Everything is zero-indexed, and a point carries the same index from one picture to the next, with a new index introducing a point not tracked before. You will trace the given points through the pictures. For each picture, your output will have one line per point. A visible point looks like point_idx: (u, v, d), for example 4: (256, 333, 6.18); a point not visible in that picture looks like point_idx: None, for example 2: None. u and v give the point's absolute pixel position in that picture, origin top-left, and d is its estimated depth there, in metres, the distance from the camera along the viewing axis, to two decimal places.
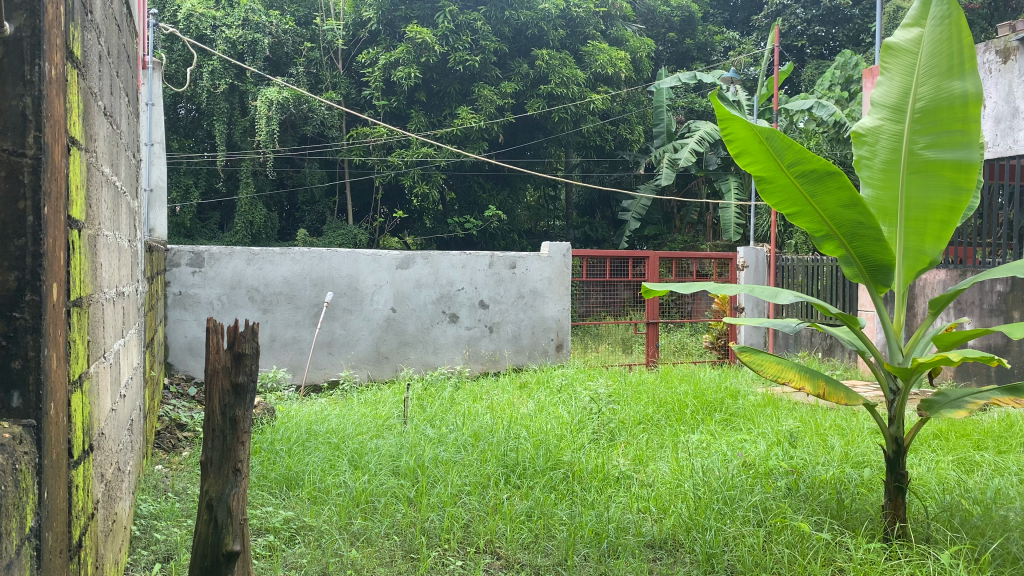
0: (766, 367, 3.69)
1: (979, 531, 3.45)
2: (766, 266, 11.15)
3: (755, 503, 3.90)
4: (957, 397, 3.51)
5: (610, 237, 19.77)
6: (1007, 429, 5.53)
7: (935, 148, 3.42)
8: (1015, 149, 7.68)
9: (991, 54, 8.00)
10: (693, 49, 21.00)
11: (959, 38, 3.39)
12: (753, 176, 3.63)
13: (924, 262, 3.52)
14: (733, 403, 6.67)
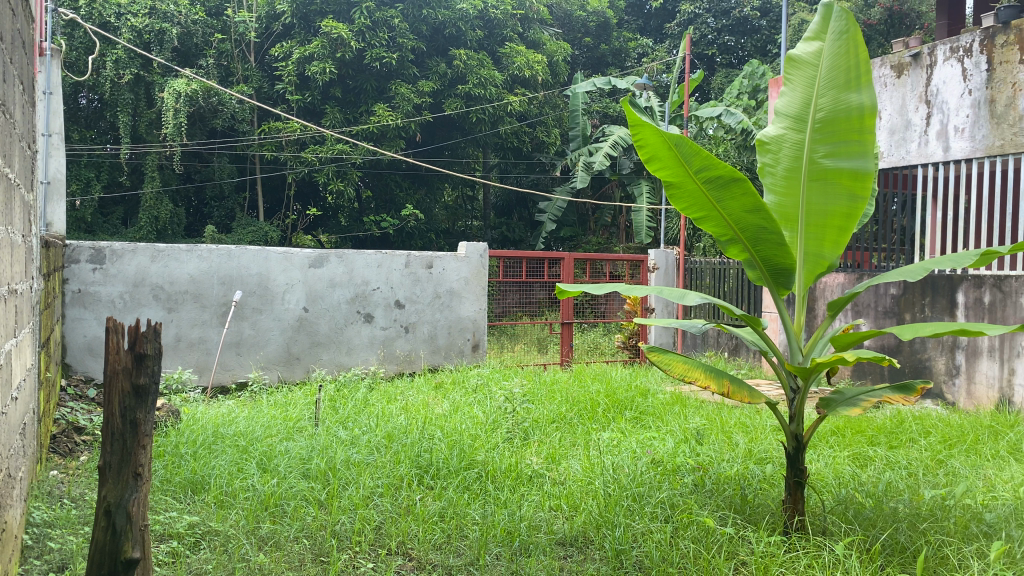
0: (673, 365, 3.78)
1: (871, 523, 3.62)
2: (676, 269, 11.58)
3: (663, 499, 3.99)
4: (853, 396, 3.68)
5: (526, 238, 19.92)
6: (898, 425, 5.83)
7: (834, 157, 3.58)
8: (907, 159, 8.12)
9: (887, 68, 8.42)
10: (608, 55, 21.39)
11: (856, 53, 3.56)
12: (663, 181, 3.72)
13: (823, 266, 3.67)
14: (643, 402, 6.83)
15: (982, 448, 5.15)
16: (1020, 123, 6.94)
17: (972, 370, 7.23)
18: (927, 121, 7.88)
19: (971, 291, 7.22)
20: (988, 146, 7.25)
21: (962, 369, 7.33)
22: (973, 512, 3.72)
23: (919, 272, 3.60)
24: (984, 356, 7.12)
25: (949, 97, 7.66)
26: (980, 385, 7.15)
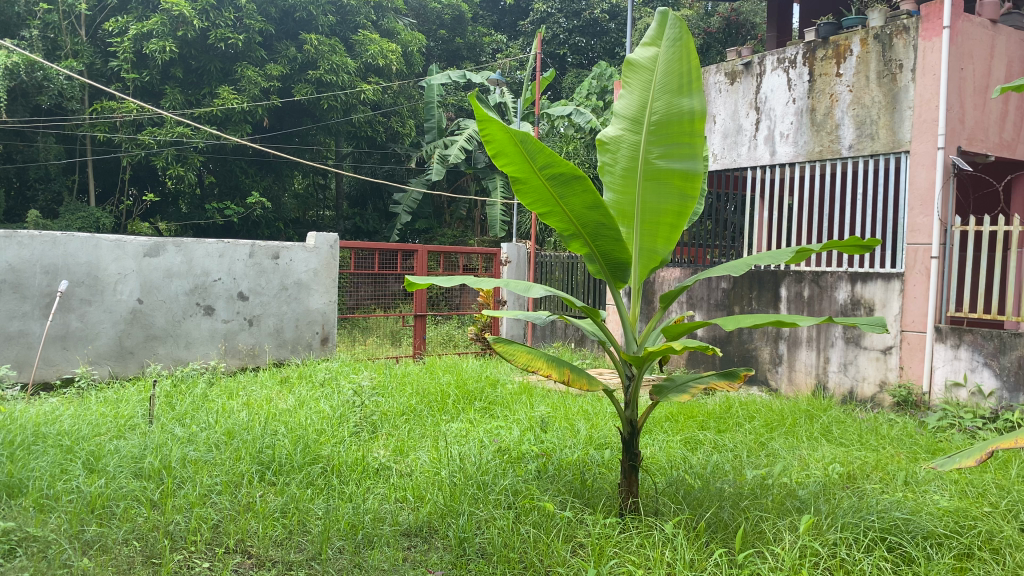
0: (517, 356, 3.86)
1: (698, 502, 3.86)
2: (528, 262, 11.81)
3: (506, 486, 4.09)
4: (682, 382, 3.91)
5: (380, 230, 19.70)
6: (726, 410, 6.23)
7: (667, 158, 3.77)
8: (738, 162, 8.60)
9: (720, 75, 8.90)
10: (462, 49, 21.50)
11: (689, 59, 3.76)
12: (508, 176, 3.80)
13: (656, 261, 3.88)
14: (492, 392, 6.94)
15: (799, 431, 5.60)
16: (837, 132, 7.59)
17: (793, 358, 7.82)
18: (756, 126, 8.41)
19: (793, 285, 7.79)
20: (810, 152, 7.85)
21: (784, 358, 7.91)
22: (788, 489, 4.04)
23: (743, 268, 3.88)
24: (804, 346, 7.71)
25: (776, 104, 8.22)
26: (800, 372, 7.75)
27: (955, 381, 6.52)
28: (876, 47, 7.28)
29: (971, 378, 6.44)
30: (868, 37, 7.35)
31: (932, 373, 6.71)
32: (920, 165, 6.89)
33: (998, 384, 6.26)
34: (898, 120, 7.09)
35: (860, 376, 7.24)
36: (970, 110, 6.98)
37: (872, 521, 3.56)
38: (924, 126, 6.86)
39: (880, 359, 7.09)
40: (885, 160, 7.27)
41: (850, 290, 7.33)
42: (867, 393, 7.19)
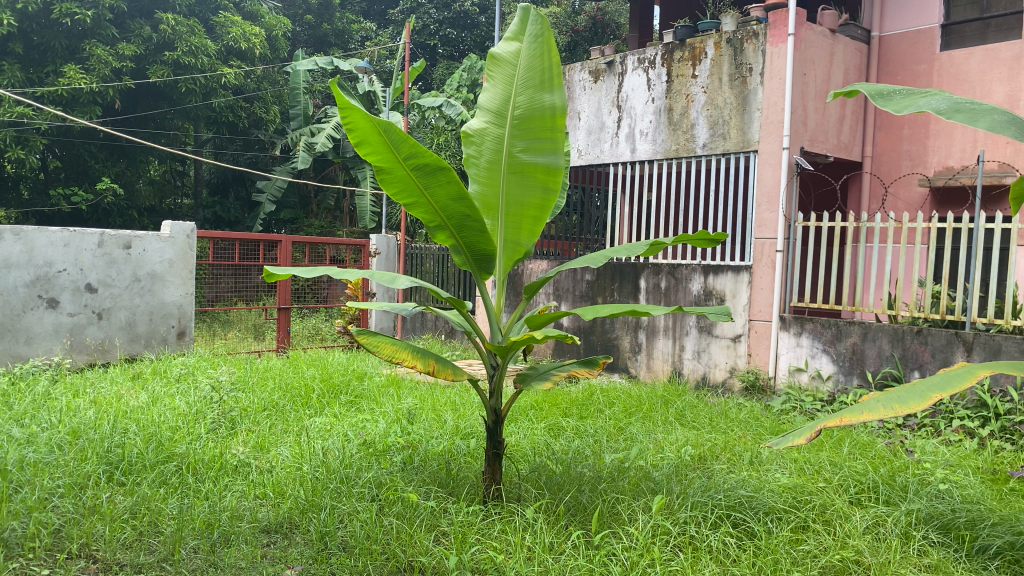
0: (380, 347, 3.83)
1: (559, 487, 3.98)
2: (397, 254, 11.74)
3: (370, 478, 4.06)
4: (545, 370, 4.01)
5: (243, 220, 19.01)
6: (588, 397, 6.41)
7: (530, 152, 3.86)
8: (602, 158, 8.86)
9: (585, 73, 9.10)
10: (330, 35, 21.03)
11: (550, 56, 3.89)
12: (371, 166, 3.74)
13: (519, 252, 3.97)
14: (358, 385, 6.86)
15: (655, 415, 5.86)
16: (692, 131, 7.94)
17: (651, 347, 8.14)
18: (618, 123, 8.68)
19: (651, 277, 8.10)
20: (667, 150, 8.17)
21: (643, 346, 8.21)
22: (644, 472, 4.22)
23: (602, 260, 4.01)
24: (661, 335, 8.04)
25: (636, 103, 8.50)
26: (658, 360, 8.07)
27: (797, 366, 7.00)
28: (728, 50, 7.66)
29: (812, 363, 6.94)
30: (721, 41, 7.72)
31: (777, 359, 7.17)
32: (767, 164, 7.31)
33: (835, 368, 6.78)
34: (747, 121, 7.50)
35: (712, 363, 7.63)
36: (812, 113, 7.48)
37: (719, 499, 3.77)
38: (771, 127, 7.29)
39: (730, 347, 7.49)
40: (735, 159, 7.67)
41: (703, 282, 7.70)
42: (718, 379, 7.59)
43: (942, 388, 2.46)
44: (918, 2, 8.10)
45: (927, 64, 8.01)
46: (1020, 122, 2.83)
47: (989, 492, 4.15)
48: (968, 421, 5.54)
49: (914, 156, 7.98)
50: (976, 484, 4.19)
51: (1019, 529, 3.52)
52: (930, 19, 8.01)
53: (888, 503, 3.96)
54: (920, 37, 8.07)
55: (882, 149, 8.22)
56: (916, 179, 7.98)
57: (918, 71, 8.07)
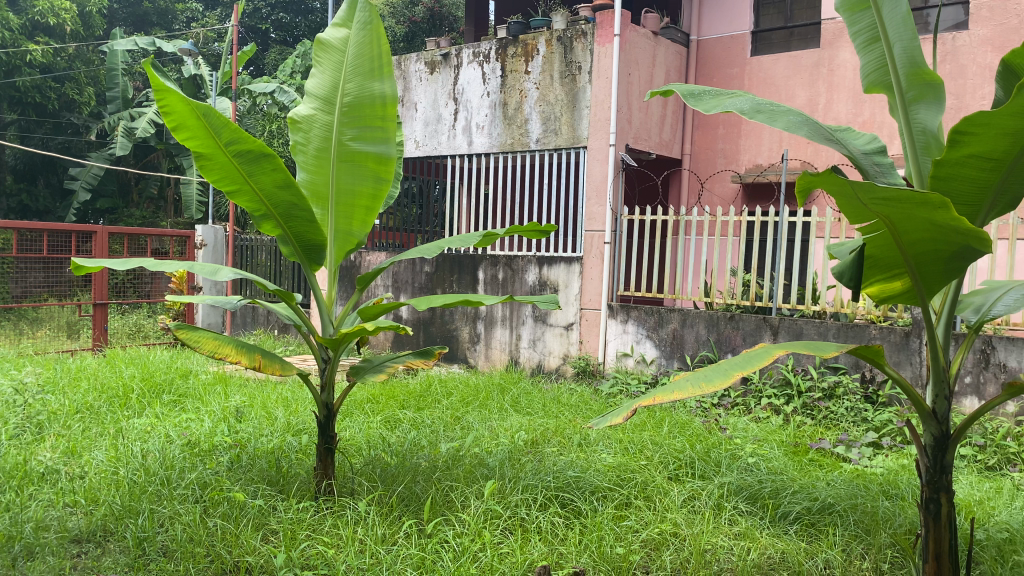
0: (202, 343, 3.66)
1: (393, 478, 3.97)
2: (225, 246, 11.27)
3: (193, 479, 3.88)
4: (379, 363, 3.98)
5: (54, 209, 17.58)
6: (425, 389, 6.42)
7: (360, 140, 3.81)
8: (439, 150, 8.84)
9: (421, 64, 8.98)
10: (151, 14, 19.82)
11: (379, 44, 3.86)
12: (190, 152, 3.56)
13: (351, 243, 3.90)
14: (182, 383, 6.53)
15: (491, 403, 5.96)
16: (526, 126, 8.10)
17: (489, 337, 8.24)
18: (455, 116, 8.69)
19: (489, 269, 8.19)
20: (502, 143, 8.29)
21: (482, 336, 8.29)
22: (478, 459, 4.29)
23: (435, 250, 4.02)
24: (498, 325, 8.15)
25: (472, 96, 8.55)
26: (496, 349, 8.18)
27: (624, 352, 7.35)
28: (559, 48, 7.87)
29: (637, 349, 7.30)
30: (552, 39, 7.91)
31: (606, 346, 7.48)
32: (595, 159, 7.59)
33: (658, 353, 7.16)
34: (577, 118, 7.75)
35: (547, 351, 7.84)
36: (636, 112, 7.85)
37: (549, 480, 3.90)
38: (599, 125, 7.57)
39: (563, 335, 7.73)
40: (567, 154, 7.90)
41: (538, 273, 7.89)
42: (552, 366, 7.82)
43: (743, 366, 2.65)
44: (731, 10, 8.65)
45: (739, 68, 8.58)
46: (811, 123, 3.10)
47: (791, 463, 4.53)
48: (774, 398, 6.02)
49: (728, 154, 8.54)
50: (780, 456, 4.58)
51: (815, 495, 3.87)
52: (742, 26, 8.58)
53: (703, 477, 4.24)
54: (733, 42, 8.63)
55: (699, 147, 8.75)
56: (729, 176, 8.54)
57: (731, 74, 8.63)
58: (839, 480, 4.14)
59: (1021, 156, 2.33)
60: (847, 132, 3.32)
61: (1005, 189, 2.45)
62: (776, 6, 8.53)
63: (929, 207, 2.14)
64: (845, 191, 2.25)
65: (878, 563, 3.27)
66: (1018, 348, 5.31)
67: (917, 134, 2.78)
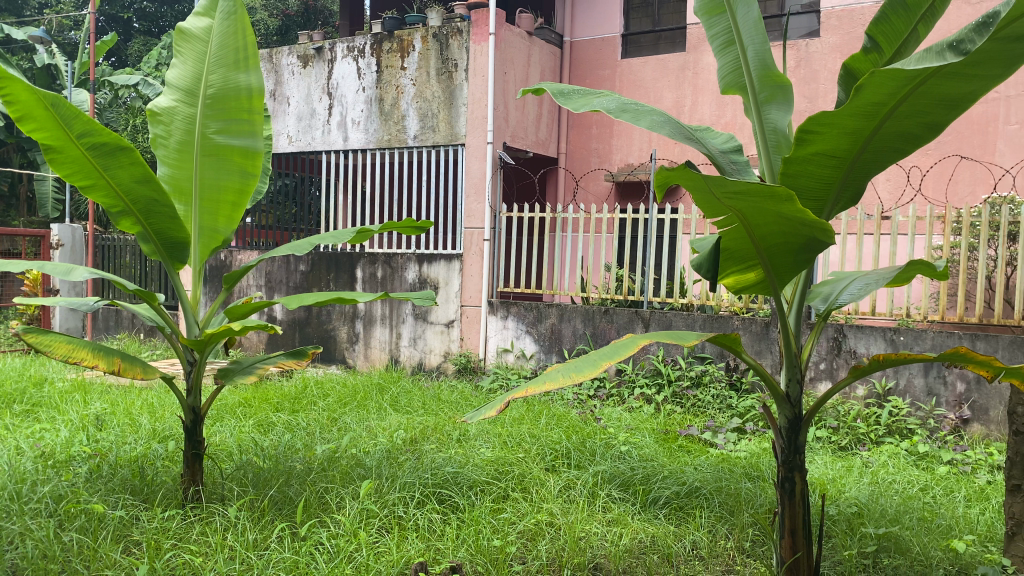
0: (54, 347, 3.44)
1: (266, 482, 3.86)
2: (84, 246, 10.65)
3: (47, 493, 3.65)
4: (249, 364, 3.86)
5: None
6: (302, 390, 6.27)
7: (225, 133, 3.69)
8: (313, 145, 8.63)
9: (293, 57, 8.74)
10: None
11: (244, 35, 3.77)
12: (37, 144, 3.33)
13: (217, 240, 3.77)
14: (35, 393, 6.12)
15: (369, 403, 5.89)
16: (403, 122, 8.03)
17: (368, 336, 8.10)
18: (329, 111, 8.52)
19: (367, 267, 8.06)
20: (379, 139, 8.18)
21: (360, 336, 8.14)
22: (355, 459, 4.23)
23: (306, 247, 3.94)
24: (377, 324, 8.04)
25: (346, 92, 8.40)
26: (375, 349, 8.06)
27: (504, 347, 7.42)
28: (435, 45, 7.86)
29: (517, 344, 7.39)
30: (428, 35, 7.90)
31: (486, 342, 7.53)
32: (473, 157, 7.62)
33: (537, 348, 7.26)
34: (454, 115, 7.75)
35: (427, 349, 7.81)
36: (512, 110, 7.93)
37: (427, 477, 3.89)
38: (476, 122, 7.60)
39: (443, 333, 7.72)
40: (444, 151, 7.90)
41: (417, 270, 7.84)
42: (432, 364, 7.79)
43: (611, 356, 2.72)
44: (602, 12, 8.87)
45: (610, 69, 8.81)
46: (673, 122, 3.23)
47: (662, 450, 4.70)
48: (646, 389, 6.24)
49: (601, 153, 8.76)
50: (651, 444, 4.74)
51: (683, 480, 4.02)
52: (612, 29, 8.81)
53: (578, 466, 4.34)
54: (604, 44, 8.85)
55: (575, 147, 8.94)
56: (603, 174, 8.76)
57: (603, 75, 8.84)
58: (706, 465, 4.32)
59: (860, 153, 2.51)
60: (707, 132, 3.47)
61: (847, 185, 2.63)
62: (644, 10, 8.81)
63: (777, 200, 2.26)
64: (700, 185, 2.34)
65: (741, 542, 3.45)
66: (866, 336, 5.70)
67: (769, 133, 2.93)
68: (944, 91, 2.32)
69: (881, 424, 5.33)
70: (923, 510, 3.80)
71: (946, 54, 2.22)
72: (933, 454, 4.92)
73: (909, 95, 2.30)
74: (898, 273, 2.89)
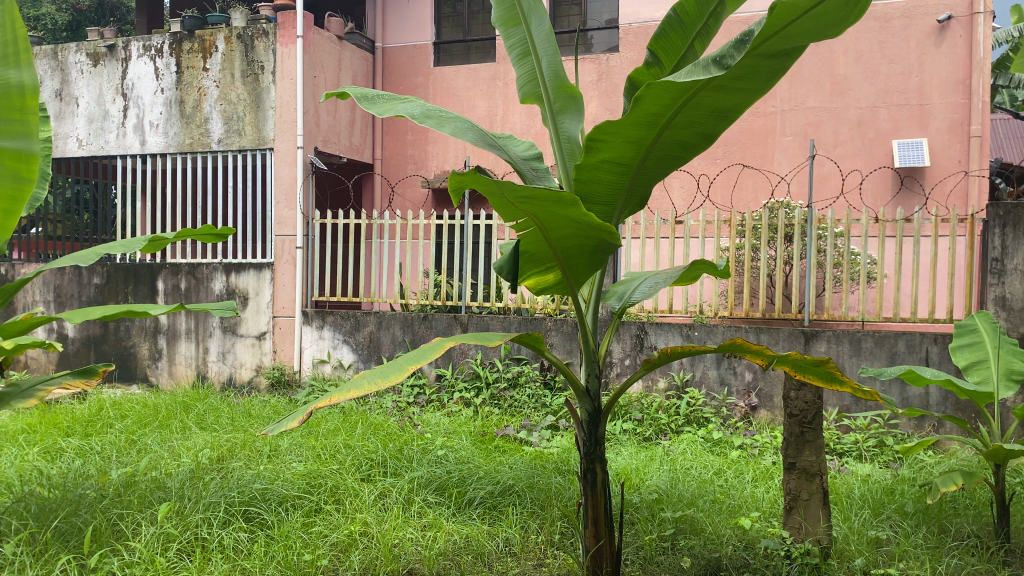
0: None
1: (49, 513, 3.54)
2: None
3: None
4: (29, 387, 3.53)
5: None
6: (95, 412, 5.82)
7: None
8: (107, 149, 7.97)
9: (82, 55, 8.06)
10: None
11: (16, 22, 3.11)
12: None
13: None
14: None
15: (173, 423, 5.56)
16: (206, 125, 7.64)
17: (172, 352, 7.64)
18: (124, 113, 7.92)
19: (169, 278, 7.59)
20: (180, 143, 7.73)
21: (163, 353, 7.66)
22: (155, 482, 3.97)
23: (92, 257, 3.67)
24: (182, 339, 7.60)
25: (143, 92, 7.87)
26: (180, 365, 7.62)
27: (320, 358, 7.25)
28: (239, 46, 7.58)
29: (333, 354, 7.23)
30: (231, 36, 7.59)
31: (301, 353, 7.33)
32: (283, 162, 7.41)
33: (355, 357, 7.14)
34: (261, 118, 7.49)
35: (237, 363, 7.49)
36: (323, 115, 7.78)
37: (232, 496, 3.72)
38: (285, 126, 7.40)
39: (254, 345, 7.44)
40: (252, 156, 7.61)
41: (224, 281, 7.50)
42: (244, 378, 7.48)
43: (416, 360, 2.73)
44: (413, 20, 8.90)
45: (423, 77, 8.85)
46: (476, 129, 3.28)
47: (478, 451, 4.77)
48: (465, 392, 6.31)
49: (417, 160, 8.79)
50: (467, 446, 4.80)
51: (497, 479, 4.10)
52: (424, 36, 8.86)
53: (395, 474, 4.31)
54: (416, 52, 8.88)
55: (390, 153, 8.90)
56: (419, 181, 8.79)
57: (416, 82, 8.86)
58: (520, 463, 4.43)
59: (644, 161, 2.68)
60: (509, 140, 3.55)
61: (633, 191, 2.80)
62: (454, 20, 8.94)
63: (563, 204, 2.37)
64: (491, 190, 2.42)
65: (551, 536, 3.57)
66: (665, 332, 6.07)
67: (564, 141, 3.05)
68: (714, 103, 2.52)
69: (681, 414, 5.70)
70: (715, 492, 4.10)
71: (710, 68, 2.33)
72: (726, 440, 5.31)
73: (682, 106, 2.48)
74: (684, 272, 3.10)
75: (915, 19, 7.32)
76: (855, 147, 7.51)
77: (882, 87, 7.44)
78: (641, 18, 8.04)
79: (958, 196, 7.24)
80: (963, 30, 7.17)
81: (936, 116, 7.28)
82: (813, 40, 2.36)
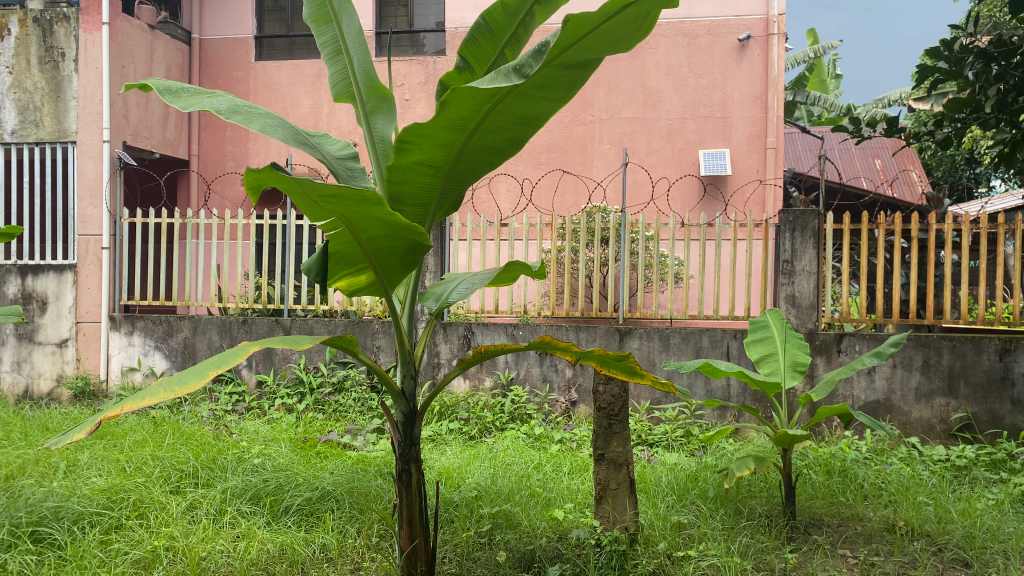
0: None
1: None
2: None
3: None
4: None
5: None
6: None
7: None
8: None
9: None
10: None
11: None
12: None
13: None
14: None
15: None
16: None
17: None
18: None
19: None
20: None
21: None
22: None
23: None
24: None
25: None
26: None
27: (130, 366, 6.80)
28: (35, 31, 6.98)
29: (145, 362, 6.81)
30: (26, 19, 6.99)
31: (108, 361, 6.86)
32: (86, 157, 6.92)
33: (168, 365, 6.75)
34: (62, 109, 6.95)
35: (35, 373, 6.93)
36: (131, 107, 7.34)
37: (19, 517, 3.44)
38: (88, 118, 6.92)
39: (55, 354, 6.93)
40: (51, 150, 7.03)
41: (19, 284, 6.92)
42: (43, 390, 6.93)
43: (218, 365, 2.62)
44: (233, 12, 8.58)
45: (243, 71, 8.55)
46: (287, 127, 3.20)
47: (298, 458, 4.65)
48: (287, 399, 6.15)
49: (237, 156, 8.54)
50: (286, 453, 4.68)
51: (315, 485, 4.02)
52: (244, 29, 8.57)
53: (207, 484, 4.13)
54: (236, 45, 8.58)
55: (207, 149, 8.59)
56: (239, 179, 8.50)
57: (235, 77, 8.56)
58: (340, 468, 4.36)
59: (454, 164, 2.72)
60: (325, 139, 3.49)
61: (446, 193, 2.84)
62: (276, 14, 8.70)
63: (368, 204, 2.37)
64: (294, 188, 2.38)
65: (369, 539, 3.55)
66: (491, 331, 6.17)
67: (378, 142, 3.04)
68: (519, 110, 2.61)
69: (505, 412, 5.83)
70: (533, 486, 4.21)
71: (511, 76, 2.39)
72: (546, 435, 5.47)
73: (488, 113, 2.55)
74: (498, 274, 3.18)
75: (718, 37, 7.86)
76: (666, 155, 7.97)
77: (689, 99, 7.93)
78: (466, 23, 8.18)
79: (756, 202, 7.83)
80: (760, 50, 7.77)
81: (737, 128, 7.84)
82: (607, 52, 2.49)
